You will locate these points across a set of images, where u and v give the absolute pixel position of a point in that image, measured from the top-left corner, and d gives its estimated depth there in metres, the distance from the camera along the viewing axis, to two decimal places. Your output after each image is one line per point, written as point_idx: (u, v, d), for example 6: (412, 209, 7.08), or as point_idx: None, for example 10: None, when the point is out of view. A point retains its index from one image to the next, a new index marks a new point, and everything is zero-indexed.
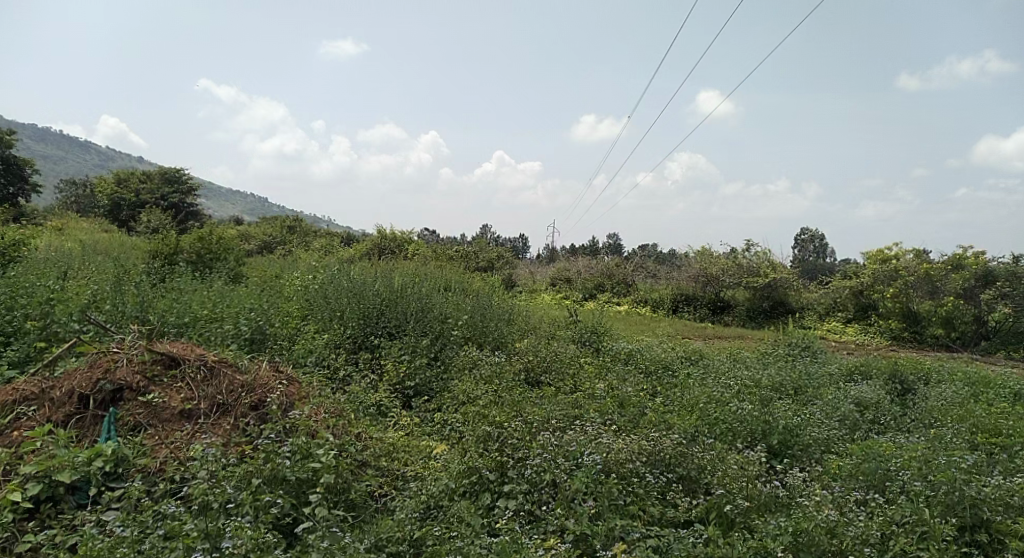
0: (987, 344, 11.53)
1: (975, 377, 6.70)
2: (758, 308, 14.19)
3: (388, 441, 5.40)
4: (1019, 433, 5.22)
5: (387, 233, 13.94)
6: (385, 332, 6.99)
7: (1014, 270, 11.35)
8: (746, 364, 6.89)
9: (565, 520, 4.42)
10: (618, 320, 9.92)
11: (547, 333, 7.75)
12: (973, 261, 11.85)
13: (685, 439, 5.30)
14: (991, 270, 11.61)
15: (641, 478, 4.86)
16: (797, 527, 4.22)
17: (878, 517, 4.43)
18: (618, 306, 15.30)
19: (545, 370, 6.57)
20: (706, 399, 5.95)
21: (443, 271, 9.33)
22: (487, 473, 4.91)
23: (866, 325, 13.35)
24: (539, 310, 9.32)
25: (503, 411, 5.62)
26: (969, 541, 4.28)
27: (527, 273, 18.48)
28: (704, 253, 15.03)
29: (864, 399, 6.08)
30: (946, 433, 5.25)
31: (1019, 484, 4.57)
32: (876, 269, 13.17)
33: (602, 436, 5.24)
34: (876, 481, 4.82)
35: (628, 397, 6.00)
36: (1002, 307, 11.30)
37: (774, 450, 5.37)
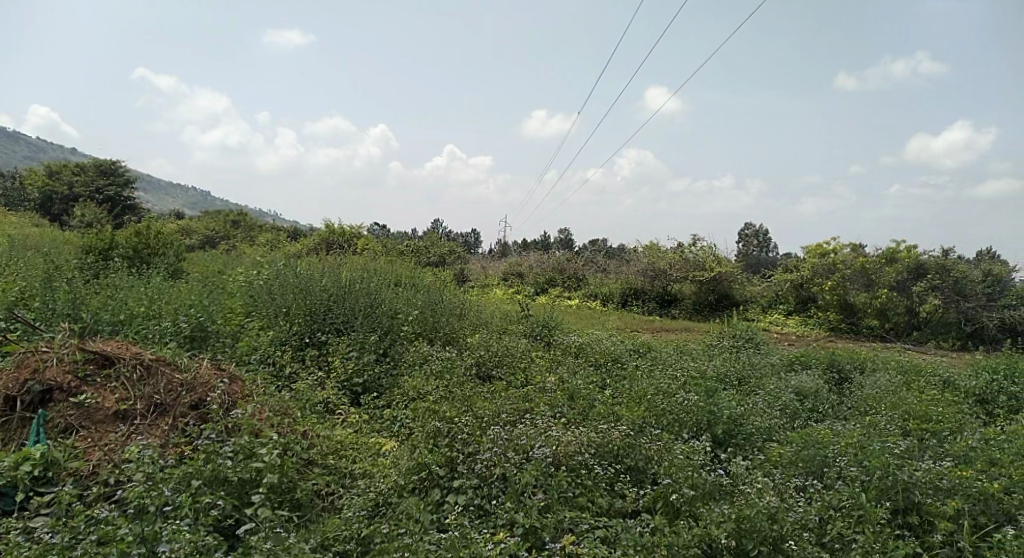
0: (919, 334, 12.13)
1: (907, 365, 7.03)
2: (704, 301, 14.48)
3: (335, 439, 5.31)
4: (946, 419, 5.47)
5: (335, 228, 13.70)
6: (333, 328, 6.85)
7: (943, 263, 12.12)
8: (692, 356, 7.03)
9: (515, 513, 4.44)
10: (568, 314, 9.97)
11: (499, 328, 7.74)
12: (905, 253, 12.44)
13: (632, 430, 5.38)
14: (922, 264, 12.28)
15: (590, 470, 4.92)
16: (740, 514, 4.33)
17: (816, 502, 4.61)
18: (569, 300, 15.44)
19: (496, 364, 6.56)
20: (653, 391, 6.03)
21: (393, 265, 9.22)
22: (436, 469, 4.89)
23: (805, 317, 13.77)
24: (490, 305, 9.29)
25: (453, 406, 5.57)
26: (902, 523, 4.49)
27: (479, 267, 18.39)
28: (652, 249, 15.30)
29: (804, 388, 6.28)
30: (880, 420, 5.47)
31: (948, 468, 4.79)
32: (815, 263, 13.56)
33: (551, 430, 5.26)
34: (814, 467, 5.00)
35: (578, 390, 6.05)
36: (932, 298, 11.93)
37: (718, 439, 5.48)
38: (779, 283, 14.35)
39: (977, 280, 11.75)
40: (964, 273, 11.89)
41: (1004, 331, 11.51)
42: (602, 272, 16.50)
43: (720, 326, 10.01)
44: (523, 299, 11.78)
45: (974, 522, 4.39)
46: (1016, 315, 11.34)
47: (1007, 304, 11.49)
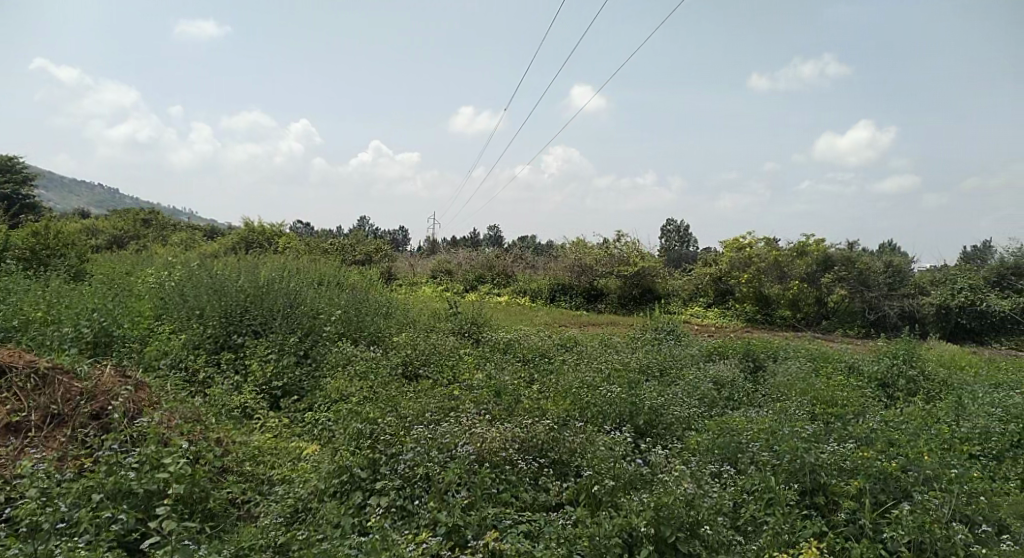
0: (827, 322, 12.79)
1: (817, 353, 7.38)
2: (628, 295, 14.69)
3: (252, 445, 5.15)
4: (851, 402, 5.77)
5: (255, 226, 13.23)
6: (250, 330, 6.60)
7: (848, 256, 12.94)
8: (616, 349, 7.16)
9: (437, 512, 4.41)
10: (494, 310, 9.95)
11: (426, 326, 7.67)
12: (815, 247, 13.08)
13: (556, 424, 5.43)
14: (829, 257, 13.05)
15: (514, 466, 4.94)
16: (659, 501, 4.41)
17: (731, 488, 4.80)
18: (498, 296, 15.44)
19: (423, 363, 6.49)
20: (578, 384, 6.10)
21: (316, 264, 9.00)
22: (358, 471, 4.79)
23: (724, 309, 14.06)
24: (417, 302, 9.18)
25: (376, 407, 5.47)
26: (809, 504, 4.73)
27: (406, 265, 18.11)
28: (579, 244, 15.52)
29: (721, 378, 6.49)
30: (791, 405, 5.71)
31: (851, 449, 5.05)
32: (732, 257, 13.84)
33: (475, 427, 5.23)
34: (730, 453, 5.18)
35: (505, 386, 6.04)
36: (839, 289, 12.69)
37: (640, 429, 5.60)
38: (700, 277, 14.53)
39: (880, 270, 12.70)
40: (867, 265, 12.83)
41: (904, 319, 12.32)
42: (532, 269, 16.58)
43: (643, 319, 10.21)
44: (448, 297, 11.68)
45: (875, 500, 4.65)
46: (914, 303, 12.22)
47: (906, 293, 12.44)
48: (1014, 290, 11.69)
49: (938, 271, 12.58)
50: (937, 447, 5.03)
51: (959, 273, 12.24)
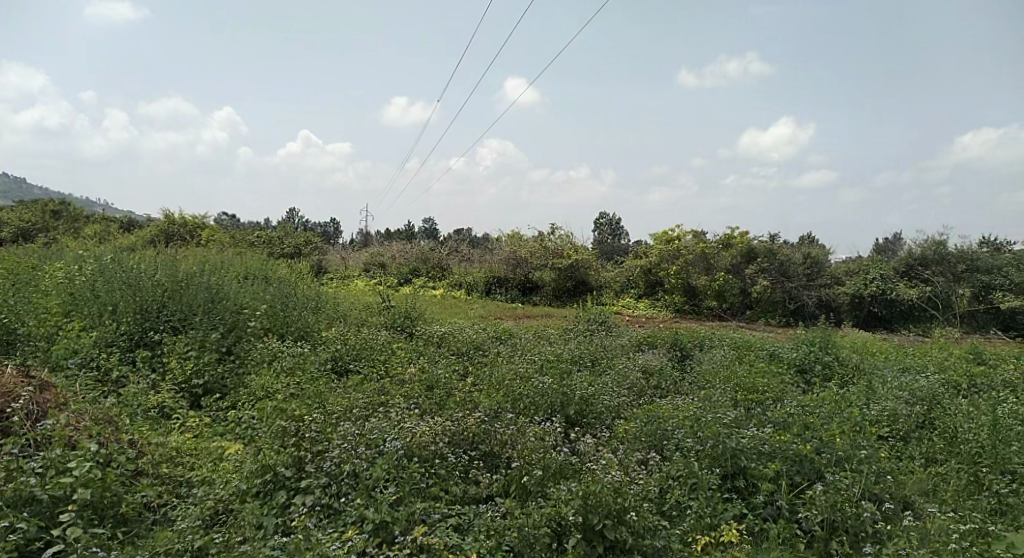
0: (750, 313, 13.22)
1: (740, 342, 7.63)
2: (563, 287, 14.83)
3: (170, 446, 4.95)
4: (771, 388, 6.00)
5: (176, 218, 12.70)
6: (168, 327, 6.37)
7: (770, 247, 13.35)
8: (550, 340, 7.22)
9: (364, 509, 4.33)
10: (428, 303, 9.89)
11: (357, 321, 7.54)
12: (739, 240, 13.50)
13: (488, 417, 5.43)
14: (752, 249, 13.45)
15: (444, 459, 4.91)
16: (587, 490, 4.46)
17: (657, 474, 4.93)
18: (433, 290, 15.36)
19: (354, 358, 6.38)
20: (511, 376, 6.12)
21: (242, 258, 8.71)
22: (282, 471, 4.66)
23: (654, 300, 14.39)
24: (348, 296, 9.02)
25: (302, 404, 5.33)
26: (730, 487, 4.91)
27: (338, 258, 17.78)
28: (514, 237, 15.58)
29: (650, 367, 6.64)
30: (714, 393, 5.90)
31: (770, 433, 5.25)
32: (661, 249, 14.13)
33: (405, 422, 5.17)
34: (657, 440, 5.31)
35: (437, 379, 5.98)
36: (761, 279, 13.08)
37: (571, 419, 5.68)
38: (631, 268, 14.81)
39: (798, 262, 13.22)
40: (788, 256, 13.28)
41: (821, 307, 12.95)
42: (466, 261, 16.48)
43: (576, 311, 10.34)
44: (378, 290, 11.54)
45: (791, 482, 4.85)
46: (830, 292, 12.83)
47: (823, 283, 13.04)
48: (921, 280, 12.28)
49: (853, 263, 13.09)
50: (848, 429, 5.29)
51: (871, 264, 12.81)
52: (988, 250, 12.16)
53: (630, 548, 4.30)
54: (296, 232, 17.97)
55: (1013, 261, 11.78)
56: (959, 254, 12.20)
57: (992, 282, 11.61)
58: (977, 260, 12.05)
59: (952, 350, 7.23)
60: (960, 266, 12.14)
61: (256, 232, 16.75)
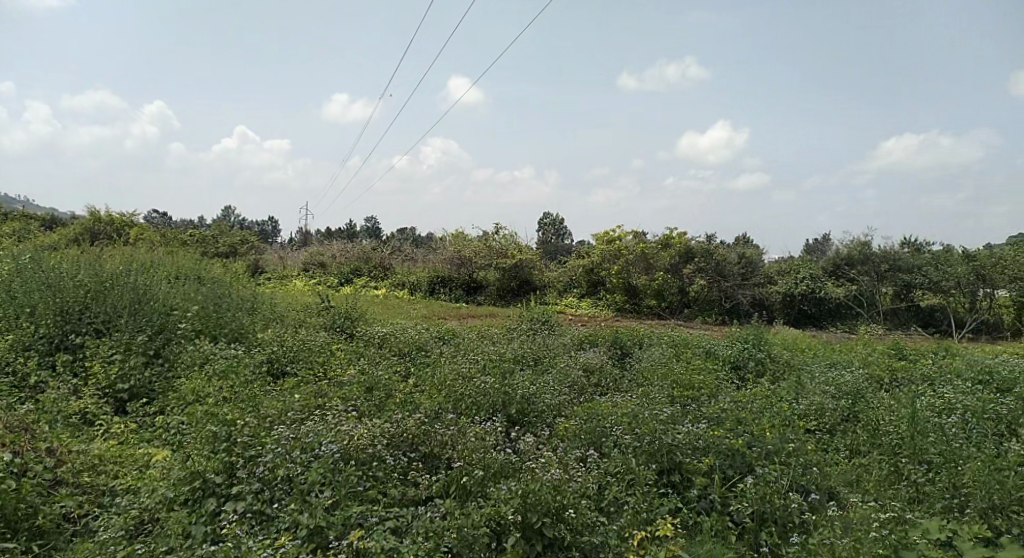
0: (689, 311, 13.61)
1: (678, 340, 7.80)
2: (507, 287, 14.87)
3: (92, 453, 4.73)
4: (706, 385, 6.16)
5: (102, 216, 12.15)
6: (91, 329, 6.10)
7: (707, 247, 13.62)
8: (493, 340, 7.21)
9: (299, 514, 4.23)
10: (370, 303, 9.76)
11: (295, 322, 7.37)
12: (677, 239, 13.74)
13: (428, 418, 5.38)
14: (690, 249, 13.68)
15: (383, 462, 4.85)
16: (526, 489, 4.49)
17: (596, 471, 4.99)
18: (375, 289, 15.18)
19: (291, 360, 6.24)
20: (453, 376, 6.08)
21: (174, 257, 8.41)
22: (212, 477, 4.50)
23: (596, 300, 14.60)
24: (287, 297, 8.81)
25: (234, 408, 5.18)
26: (667, 482, 5.02)
27: (276, 258, 17.41)
28: (458, 237, 15.50)
29: (591, 365, 6.72)
30: (652, 390, 6.02)
31: (704, 428, 5.38)
32: (603, 249, 14.35)
33: (342, 424, 5.07)
34: (596, 438, 5.38)
35: (376, 381, 5.89)
36: (698, 279, 13.46)
37: (512, 418, 5.69)
38: (574, 268, 14.96)
39: (733, 261, 13.57)
40: (723, 256, 13.56)
41: (754, 306, 13.34)
42: (409, 261, 16.33)
43: (517, 310, 10.36)
44: (318, 290, 11.31)
45: (723, 475, 5.00)
46: (763, 291, 13.21)
47: (756, 282, 13.38)
48: (847, 279, 12.83)
49: (785, 263, 13.49)
50: (778, 424, 5.49)
51: (802, 264, 13.21)
52: (909, 250, 12.60)
53: (568, 545, 4.33)
54: (233, 230, 17.46)
55: (932, 261, 12.22)
56: (882, 254, 12.51)
57: (912, 281, 12.20)
58: (900, 259, 12.41)
59: (876, 346, 7.58)
60: (884, 266, 12.47)
61: (189, 231, 16.20)
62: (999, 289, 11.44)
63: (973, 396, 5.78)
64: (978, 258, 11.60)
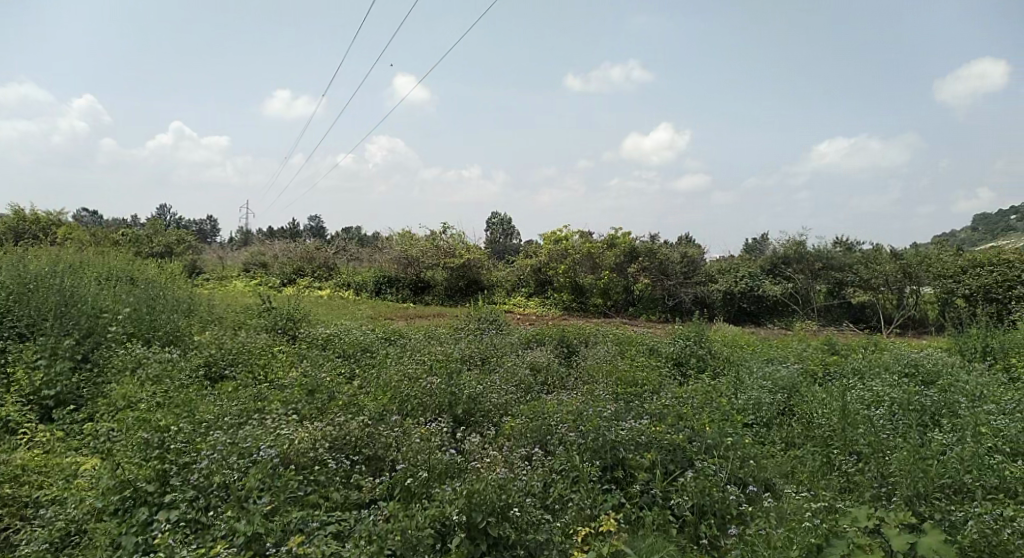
0: (633, 309, 13.91)
1: (623, 337, 7.94)
2: (455, 286, 14.85)
3: (13, 464, 4.50)
4: (650, 381, 6.29)
5: (27, 215, 11.56)
6: (14, 334, 5.80)
7: (650, 247, 13.91)
8: (440, 340, 7.16)
9: (235, 522, 4.10)
10: (313, 304, 9.57)
11: (235, 324, 7.18)
12: (623, 239, 13.98)
13: (372, 420, 5.31)
14: (634, 248, 13.95)
15: (324, 466, 4.76)
16: (471, 489, 4.47)
17: (541, 468, 5.02)
18: (319, 290, 14.95)
19: (229, 363, 6.07)
20: (399, 377, 6.02)
21: (105, 257, 8.07)
22: (143, 485, 4.33)
23: (543, 299, 14.71)
24: (227, 298, 8.57)
25: (169, 413, 5.01)
26: (610, 478, 5.10)
27: (215, 260, 17.32)
28: (405, 235, 15.32)
29: (538, 363, 6.76)
30: (597, 388, 6.10)
31: (646, 424, 5.49)
32: (550, 249, 14.43)
33: (282, 428, 4.96)
34: (541, 436, 5.42)
35: (319, 383, 5.78)
36: (642, 278, 13.78)
37: (459, 418, 5.67)
38: (521, 267, 15.02)
39: (676, 260, 13.82)
40: (667, 255, 13.84)
41: (696, 304, 13.67)
42: (355, 261, 16.32)
43: (465, 310, 10.33)
44: (259, 291, 11.05)
45: (665, 470, 5.11)
46: (705, 289, 13.51)
47: (698, 280, 13.69)
48: (784, 277, 13.27)
49: (725, 262, 13.84)
50: (717, 419, 5.65)
51: (741, 262, 13.58)
52: (842, 249, 13.07)
53: (513, 544, 4.34)
54: (169, 229, 16.87)
55: (863, 259, 12.74)
56: (815, 254, 13.04)
57: (844, 279, 12.76)
58: (832, 258, 12.87)
59: (810, 341, 7.87)
60: (818, 264, 13.03)
61: (121, 230, 15.57)
62: (924, 286, 12.03)
63: (899, 389, 6.07)
64: (904, 256, 12.22)
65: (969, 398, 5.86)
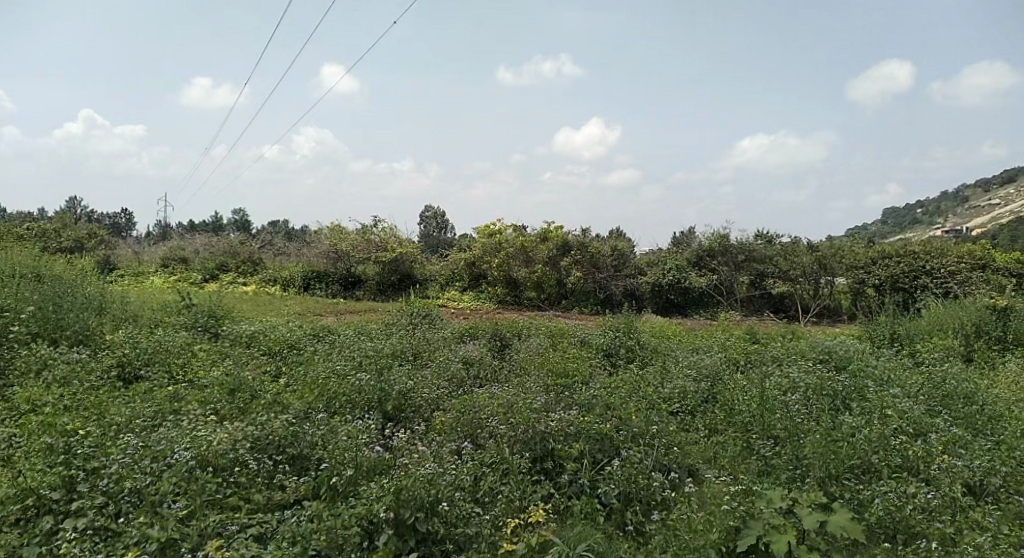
0: (566, 302, 14.09)
1: (555, 329, 8.03)
2: (387, 281, 14.68)
3: None
4: (580, 372, 6.39)
5: None
6: None
7: (582, 241, 14.10)
8: (370, 336, 7.05)
9: (148, 527, 3.91)
10: (236, 300, 9.26)
11: (151, 322, 6.88)
12: (555, 233, 14.12)
13: (297, 418, 5.18)
14: (567, 242, 14.11)
15: (245, 467, 4.61)
16: (399, 485, 4.41)
17: (472, 462, 5.02)
18: (244, 287, 14.54)
19: (145, 363, 5.82)
20: (327, 374, 5.90)
21: (7, 252, 7.58)
22: (46, 493, 4.08)
23: (478, 293, 14.71)
24: (143, 294, 8.19)
25: (76, 417, 4.77)
26: (540, 469, 5.16)
27: (130, 254, 16.49)
28: (335, 228, 14.99)
29: (470, 357, 6.76)
30: (527, 381, 6.15)
31: (575, 414, 5.57)
32: (484, 243, 14.43)
33: (199, 429, 4.79)
34: (471, 429, 5.43)
35: (242, 381, 5.60)
36: (574, 271, 13.95)
37: (388, 414, 5.61)
38: (455, 261, 14.97)
39: (607, 253, 14.06)
40: (598, 248, 14.07)
41: (626, 296, 13.94)
42: (281, 255, 15.88)
43: (397, 306, 10.21)
44: (177, 288, 10.62)
45: (593, 459, 5.21)
46: (634, 281, 13.81)
47: (628, 273, 13.98)
48: (709, 269, 13.66)
49: (654, 255, 14.16)
50: (644, 407, 5.79)
51: (669, 256, 13.89)
52: (763, 240, 13.50)
53: (441, 538, 4.33)
54: (79, 223, 15.97)
55: (782, 252, 13.19)
56: (739, 246, 13.42)
57: (765, 270, 13.26)
58: (754, 250, 13.33)
59: (734, 331, 8.16)
60: (740, 256, 13.41)
61: (25, 224, 14.64)
62: (837, 277, 12.66)
63: (813, 375, 6.37)
64: (820, 249, 12.82)
65: (878, 382, 6.21)
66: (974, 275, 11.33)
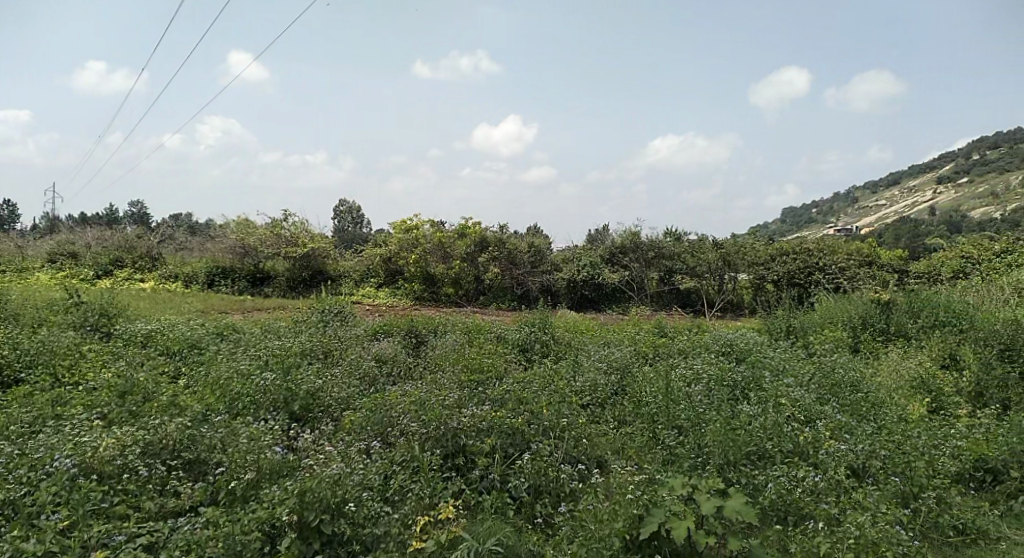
0: (483, 298, 14.17)
1: (469, 325, 8.04)
2: (298, 277, 14.27)
3: None
4: (493, 368, 6.43)
5: None
6: None
7: (500, 237, 14.13)
8: (278, 334, 6.83)
9: (22, 541, 3.63)
10: (132, 297, 8.78)
11: (34, 321, 6.42)
12: (473, 229, 14.07)
13: (194, 421, 4.95)
14: (485, 238, 14.09)
15: (135, 473, 4.36)
16: (304, 486, 4.29)
17: (382, 461, 4.95)
18: (141, 283, 13.83)
19: (26, 366, 5.43)
20: (230, 374, 5.67)
21: None
22: None
23: (394, 289, 14.51)
24: (25, 292, 7.63)
25: None
26: (452, 465, 5.15)
27: (12, 248, 15.32)
28: (241, 222, 14.39)
29: (382, 354, 6.68)
30: (440, 377, 6.13)
31: (487, 410, 5.60)
32: (401, 238, 14.22)
33: (83, 435, 4.50)
34: (381, 428, 5.36)
35: (135, 383, 5.31)
36: (492, 266, 13.96)
37: (296, 415, 5.46)
38: (371, 258, 14.68)
39: (524, 250, 14.18)
40: (516, 244, 14.17)
41: (542, 292, 14.16)
42: (183, 250, 15.19)
43: (307, 302, 9.92)
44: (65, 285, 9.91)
45: (504, 453, 5.24)
46: (550, 277, 14.05)
47: (545, 269, 14.20)
48: (621, 266, 14.03)
49: (569, 251, 14.42)
50: (555, 401, 5.88)
51: (583, 253, 14.16)
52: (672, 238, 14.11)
53: (347, 539, 4.25)
54: None
55: (689, 249, 13.82)
56: (649, 243, 13.93)
57: (674, 266, 13.79)
58: (663, 247, 13.90)
59: (643, 325, 8.41)
60: (650, 253, 13.95)
61: None
62: (740, 273, 13.27)
63: (716, 366, 6.66)
64: (724, 246, 13.42)
65: (774, 372, 6.56)
66: (862, 271, 12.17)
